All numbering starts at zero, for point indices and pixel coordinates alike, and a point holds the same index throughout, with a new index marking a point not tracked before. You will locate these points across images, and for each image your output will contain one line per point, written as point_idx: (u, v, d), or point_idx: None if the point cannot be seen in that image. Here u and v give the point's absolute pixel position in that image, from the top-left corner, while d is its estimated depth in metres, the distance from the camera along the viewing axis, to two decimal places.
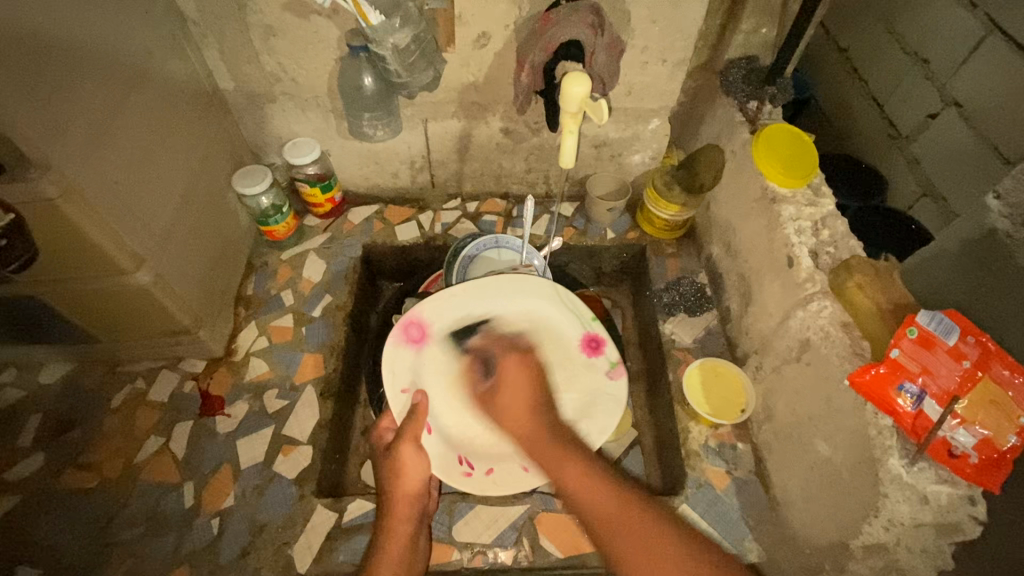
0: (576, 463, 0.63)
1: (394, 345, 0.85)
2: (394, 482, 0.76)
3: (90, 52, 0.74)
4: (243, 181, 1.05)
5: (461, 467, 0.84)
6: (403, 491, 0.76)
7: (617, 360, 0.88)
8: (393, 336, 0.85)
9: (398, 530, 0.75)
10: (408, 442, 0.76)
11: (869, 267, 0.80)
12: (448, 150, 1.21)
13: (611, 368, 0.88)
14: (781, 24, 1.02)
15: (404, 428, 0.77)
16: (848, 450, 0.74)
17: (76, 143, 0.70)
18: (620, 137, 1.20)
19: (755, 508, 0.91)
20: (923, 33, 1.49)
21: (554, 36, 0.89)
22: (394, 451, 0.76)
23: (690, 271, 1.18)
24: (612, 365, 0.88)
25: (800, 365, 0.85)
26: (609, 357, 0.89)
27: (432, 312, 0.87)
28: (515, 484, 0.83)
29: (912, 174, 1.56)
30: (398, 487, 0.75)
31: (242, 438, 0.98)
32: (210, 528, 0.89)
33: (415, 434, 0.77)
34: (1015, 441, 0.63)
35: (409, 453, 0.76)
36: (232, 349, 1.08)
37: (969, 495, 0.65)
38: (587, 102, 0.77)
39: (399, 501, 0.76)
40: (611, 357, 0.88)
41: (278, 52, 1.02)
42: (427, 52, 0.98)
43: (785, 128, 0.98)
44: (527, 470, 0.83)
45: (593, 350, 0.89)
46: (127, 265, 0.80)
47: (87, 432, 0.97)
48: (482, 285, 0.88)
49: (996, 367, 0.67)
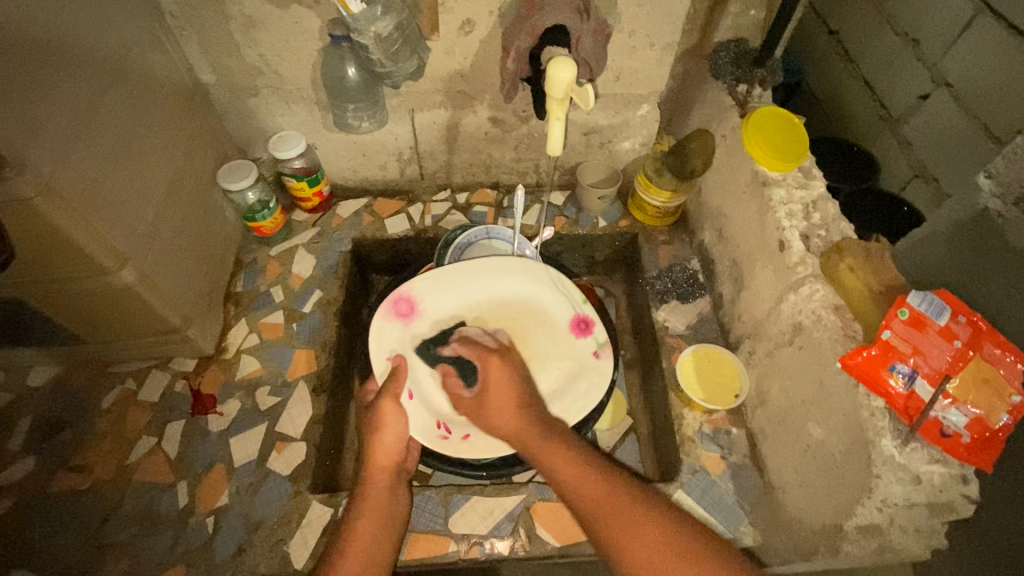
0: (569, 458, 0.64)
1: (382, 319, 0.90)
2: (373, 434, 0.76)
3: (64, 47, 0.72)
4: (228, 177, 1.04)
5: (439, 431, 0.88)
6: (380, 449, 0.76)
7: (605, 340, 0.93)
8: (383, 311, 0.90)
9: (375, 477, 0.74)
10: (389, 397, 0.77)
11: (859, 247, 0.81)
12: (436, 141, 1.19)
13: (599, 348, 0.93)
14: (769, 6, 1.01)
15: (386, 384, 0.79)
16: (840, 432, 0.74)
17: (51, 142, 0.68)
18: (610, 123, 1.18)
19: (751, 492, 0.91)
20: (914, 12, 1.48)
21: (540, 20, 0.88)
22: (377, 406, 0.78)
23: (682, 257, 1.18)
24: (600, 345, 0.92)
25: (793, 348, 0.85)
26: (597, 338, 0.93)
27: (423, 290, 0.92)
28: (490, 449, 0.88)
29: (903, 156, 1.56)
30: (376, 446, 0.75)
31: (234, 435, 0.97)
32: (206, 526, 0.88)
33: (397, 391, 0.79)
34: (1007, 420, 0.64)
35: (390, 408, 0.77)
36: (222, 347, 1.07)
37: (962, 474, 0.66)
38: (574, 88, 0.76)
39: (378, 457, 0.75)
40: (600, 338, 0.93)
41: (259, 43, 1.00)
42: (411, 40, 0.96)
43: (774, 111, 0.97)
44: (503, 439, 0.89)
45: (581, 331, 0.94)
46: (110, 264, 0.79)
47: (78, 433, 0.96)
48: (473, 266, 0.92)
49: (987, 345, 0.68)
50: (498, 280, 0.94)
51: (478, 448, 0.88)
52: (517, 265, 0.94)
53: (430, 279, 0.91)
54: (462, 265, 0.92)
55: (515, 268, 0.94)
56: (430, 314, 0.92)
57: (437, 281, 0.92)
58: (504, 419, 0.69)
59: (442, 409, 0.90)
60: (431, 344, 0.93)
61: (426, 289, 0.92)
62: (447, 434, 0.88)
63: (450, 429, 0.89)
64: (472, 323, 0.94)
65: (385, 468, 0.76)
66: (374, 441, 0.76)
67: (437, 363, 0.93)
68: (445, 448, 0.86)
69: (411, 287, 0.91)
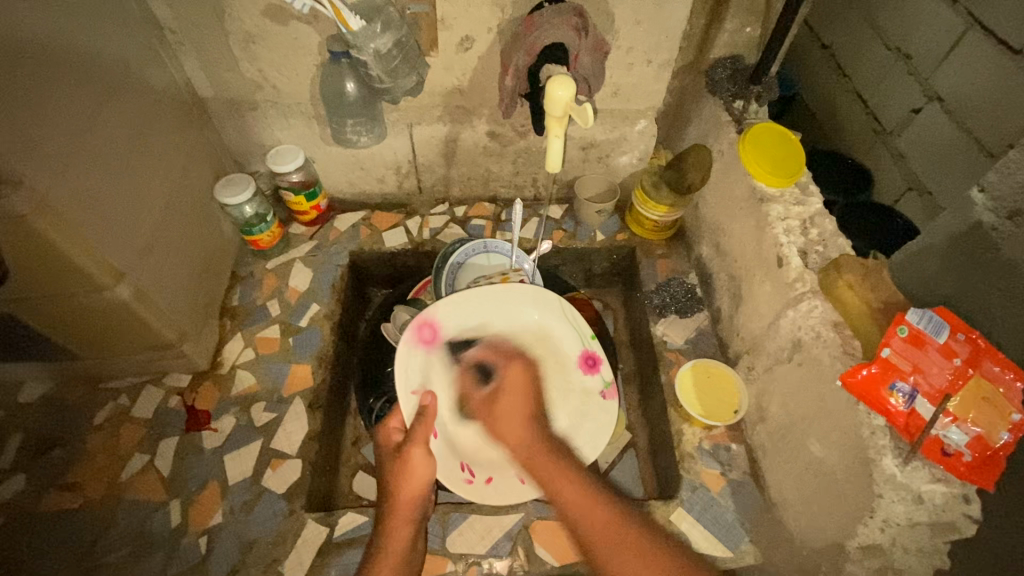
0: (576, 485, 0.64)
1: (408, 348, 0.84)
2: (399, 485, 0.74)
3: (63, 64, 0.72)
4: (226, 191, 1.03)
5: (462, 474, 0.88)
6: (406, 497, 0.74)
7: (611, 380, 0.93)
8: (409, 339, 0.85)
9: (398, 531, 0.73)
10: (420, 446, 0.75)
11: (858, 263, 0.80)
12: (435, 155, 1.19)
13: (605, 388, 0.93)
14: (765, 24, 1.02)
15: (417, 431, 0.76)
16: (841, 451, 0.73)
17: (48, 158, 0.68)
18: (607, 138, 1.19)
19: (751, 510, 0.90)
20: (905, 29, 1.50)
21: (538, 38, 0.88)
22: (405, 455, 0.75)
23: (680, 272, 1.17)
24: (606, 385, 0.93)
25: (792, 365, 0.84)
26: (604, 377, 0.94)
27: (445, 316, 0.88)
28: (512, 495, 0.88)
29: (898, 169, 1.57)
30: (403, 493, 0.74)
31: (229, 453, 0.96)
32: (199, 547, 0.87)
33: (426, 437, 0.76)
34: (1008, 439, 0.64)
35: (418, 456, 0.74)
36: (218, 362, 1.06)
37: (963, 493, 0.66)
38: (571, 107, 0.75)
39: (402, 506, 0.74)
40: (606, 376, 0.94)
41: (259, 58, 1.00)
42: (410, 56, 0.96)
43: (770, 127, 0.98)
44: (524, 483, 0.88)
45: (590, 367, 0.94)
46: (105, 280, 0.78)
47: (69, 451, 0.94)
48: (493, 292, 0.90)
49: (986, 364, 0.68)
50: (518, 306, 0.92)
51: (500, 492, 0.88)
52: (535, 295, 0.92)
53: (452, 304, 0.88)
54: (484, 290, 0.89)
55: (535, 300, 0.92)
56: (450, 342, 0.89)
57: (460, 309, 0.89)
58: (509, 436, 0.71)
59: (463, 448, 0.89)
60: (449, 374, 0.89)
61: (450, 317, 0.88)
62: (470, 477, 0.88)
63: (473, 471, 0.89)
64: None
65: (409, 520, 0.74)
66: (400, 488, 0.74)
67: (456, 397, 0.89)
68: (470, 494, 0.86)
69: (435, 312, 0.87)
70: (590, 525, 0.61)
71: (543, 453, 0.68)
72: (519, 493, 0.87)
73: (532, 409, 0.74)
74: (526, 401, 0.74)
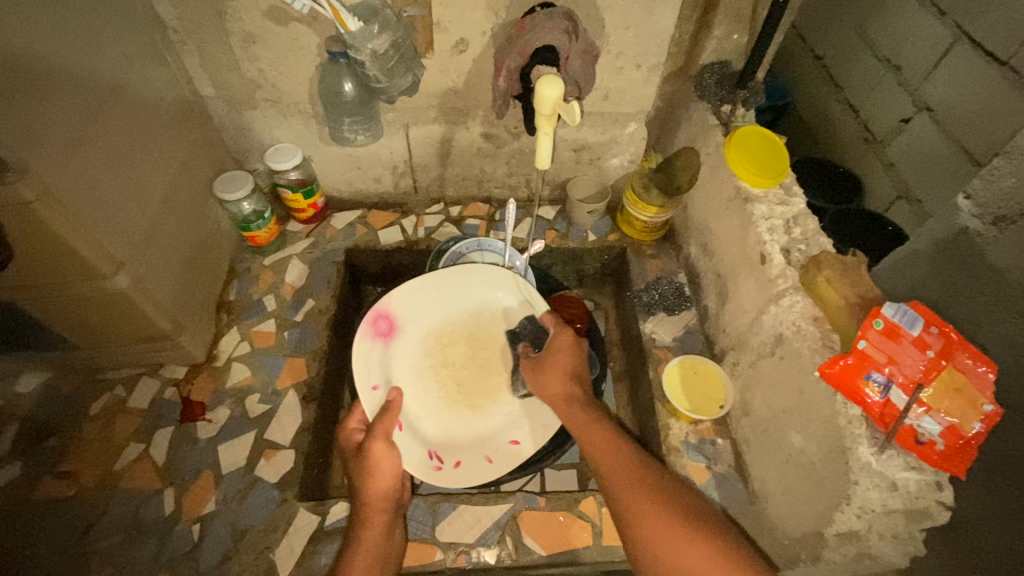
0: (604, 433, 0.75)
1: (365, 338, 0.91)
2: (366, 483, 0.76)
3: (70, 60, 0.75)
4: (225, 187, 1.05)
5: (432, 461, 0.90)
6: (376, 493, 0.76)
7: None
8: (366, 331, 0.91)
9: (373, 521, 0.75)
10: (380, 440, 0.77)
11: (835, 259, 0.82)
12: (430, 155, 1.22)
13: None
14: (751, 31, 1.05)
15: (377, 426, 0.78)
16: (820, 440, 0.75)
17: (56, 147, 0.70)
18: (599, 141, 1.22)
19: (735, 501, 0.92)
20: (894, 40, 1.54)
21: (530, 41, 0.92)
22: (367, 451, 0.76)
23: (669, 271, 1.20)
24: None
25: (774, 359, 0.87)
26: None
27: (400, 307, 0.96)
28: (481, 475, 0.90)
29: (887, 177, 1.60)
30: (371, 489, 0.76)
31: (222, 443, 0.97)
32: (191, 534, 0.88)
33: (386, 431, 0.78)
34: (979, 428, 0.66)
35: (381, 451, 0.76)
36: (214, 355, 1.08)
37: (935, 481, 0.68)
38: (559, 104, 0.77)
39: (373, 499, 0.76)
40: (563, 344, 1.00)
41: (259, 59, 1.03)
42: (407, 57, 0.99)
43: (755, 130, 1.00)
44: (491, 460, 0.92)
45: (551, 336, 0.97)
46: (105, 269, 0.80)
47: (64, 439, 0.96)
48: (443, 277, 0.98)
49: (958, 356, 0.70)
50: (470, 291, 1.01)
51: (471, 474, 0.90)
52: (489, 272, 1.00)
53: (405, 294, 0.96)
54: (433, 275, 0.98)
55: (487, 278, 1.01)
56: (407, 334, 0.97)
57: (412, 297, 0.96)
58: (552, 386, 0.85)
59: (429, 437, 0.92)
60: (410, 366, 0.96)
61: (402, 308, 0.96)
62: (439, 464, 0.90)
63: (442, 458, 0.91)
64: (446, 340, 0.99)
65: (382, 509, 0.76)
66: (370, 484, 0.76)
67: (416, 387, 0.95)
68: (440, 480, 0.87)
69: (388, 305, 0.95)
70: (614, 471, 0.70)
71: (576, 409, 0.80)
72: (489, 472, 0.90)
73: (579, 363, 0.86)
74: (577, 354, 0.86)
